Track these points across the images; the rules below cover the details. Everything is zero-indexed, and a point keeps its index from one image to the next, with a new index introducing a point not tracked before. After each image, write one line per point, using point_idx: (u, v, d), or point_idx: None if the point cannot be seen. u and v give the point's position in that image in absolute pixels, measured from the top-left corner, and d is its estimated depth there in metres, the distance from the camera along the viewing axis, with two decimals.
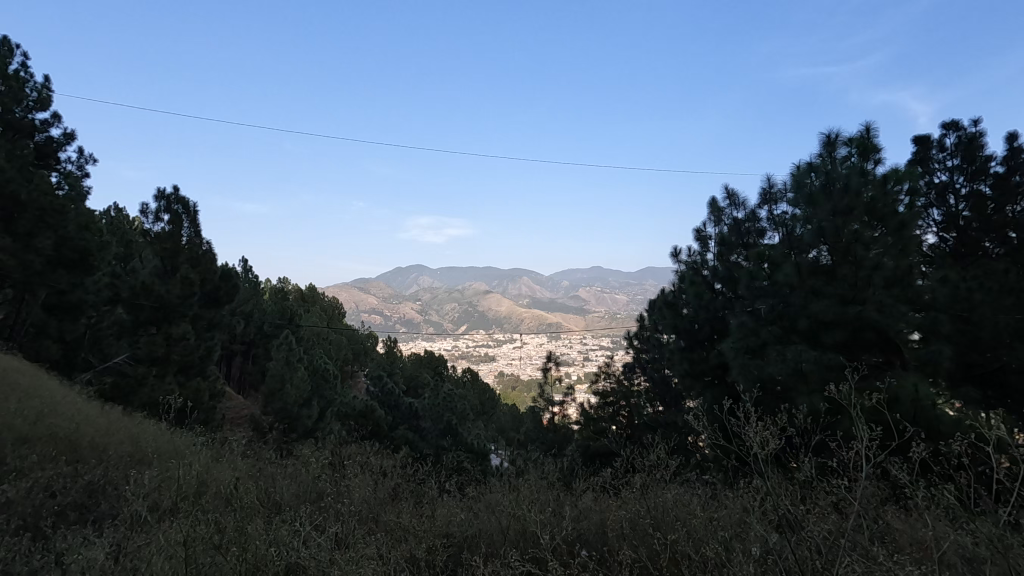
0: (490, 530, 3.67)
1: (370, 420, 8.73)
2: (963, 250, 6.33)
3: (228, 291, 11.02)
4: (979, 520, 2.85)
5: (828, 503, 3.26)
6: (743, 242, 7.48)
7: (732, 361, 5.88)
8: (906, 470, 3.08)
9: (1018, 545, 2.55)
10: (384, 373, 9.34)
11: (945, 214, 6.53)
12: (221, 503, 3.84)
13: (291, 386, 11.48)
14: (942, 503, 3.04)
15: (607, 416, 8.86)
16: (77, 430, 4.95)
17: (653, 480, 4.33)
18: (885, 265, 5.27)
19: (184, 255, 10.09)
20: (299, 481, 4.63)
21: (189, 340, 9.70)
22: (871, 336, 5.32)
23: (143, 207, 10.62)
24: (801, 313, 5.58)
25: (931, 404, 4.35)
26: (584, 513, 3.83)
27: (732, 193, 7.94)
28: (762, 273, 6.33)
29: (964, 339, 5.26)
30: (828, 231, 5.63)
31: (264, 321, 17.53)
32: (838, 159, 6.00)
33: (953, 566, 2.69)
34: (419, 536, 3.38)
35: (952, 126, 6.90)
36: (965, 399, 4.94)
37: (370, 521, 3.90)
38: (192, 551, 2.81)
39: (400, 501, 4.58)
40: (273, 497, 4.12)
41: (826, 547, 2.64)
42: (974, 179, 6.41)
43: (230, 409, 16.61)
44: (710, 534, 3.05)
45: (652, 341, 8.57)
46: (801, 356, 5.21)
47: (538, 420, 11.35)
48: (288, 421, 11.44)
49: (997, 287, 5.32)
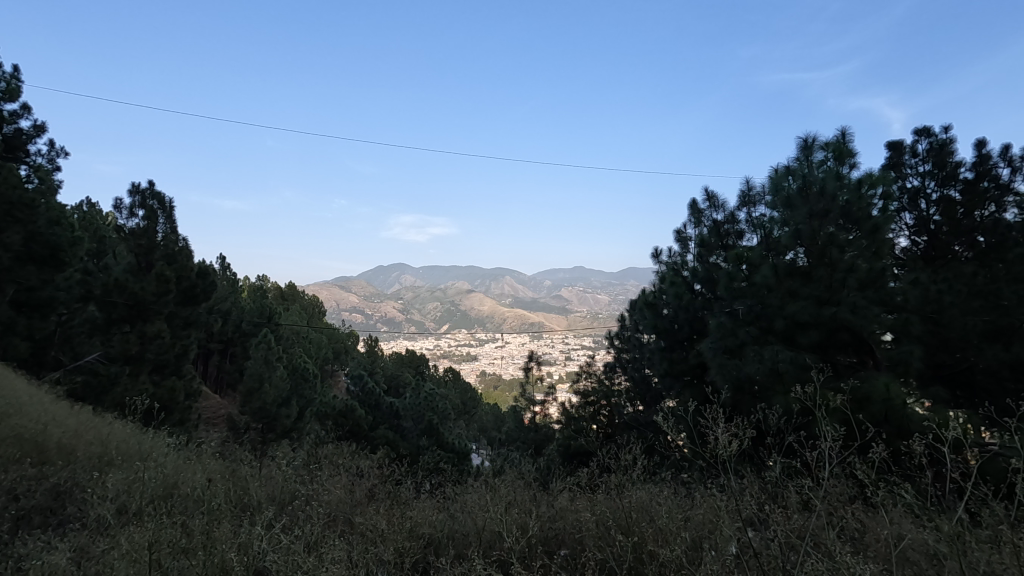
0: (463, 531, 3.69)
1: (349, 419, 8.68)
2: (934, 253, 6.53)
3: (205, 289, 10.78)
4: (940, 516, 2.91)
5: (796, 502, 3.31)
6: (723, 243, 7.57)
7: (711, 361, 5.99)
8: (870, 469, 3.14)
9: (975, 542, 2.62)
10: (364, 372, 9.26)
11: (917, 218, 6.67)
12: (190, 505, 3.79)
13: (270, 385, 11.32)
14: (904, 501, 3.10)
15: (588, 416, 8.71)
16: (44, 430, 4.82)
17: (628, 480, 4.35)
18: (860, 267, 5.39)
19: (158, 252, 9.93)
20: (273, 482, 4.59)
21: (164, 338, 9.48)
22: (845, 337, 5.47)
23: (117, 202, 10.41)
24: (778, 313, 5.69)
25: (901, 404, 4.46)
26: (559, 513, 3.84)
27: (712, 194, 8.05)
28: (740, 274, 6.37)
29: (934, 340, 5.54)
30: (804, 233, 5.73)
31: (242, 319, 17.24)
32: (815, 162, 6.11)
33: (914, 562, 2.74)
34: (389, 538, 3.34)
35: (924, 132, 7.08)
36: (935, 399, 5.11)
37: (343, 523, 3.87)
38: (158, 555, 2.76)
39: (376, 502, 4.58)
40: (244, 500, 4.09)
41: (790, 545, 2.68)
42: (945, 184, 6.57)
43: (206, 408, 16.37)
44: (678, 534, 3.09)
45: (632, 341, 8.71)
46: (777, 356, 5.33)
47: (519, 420, 11.35)
48: (266, 421, 11.29)
49: (965, 290, 5.56)
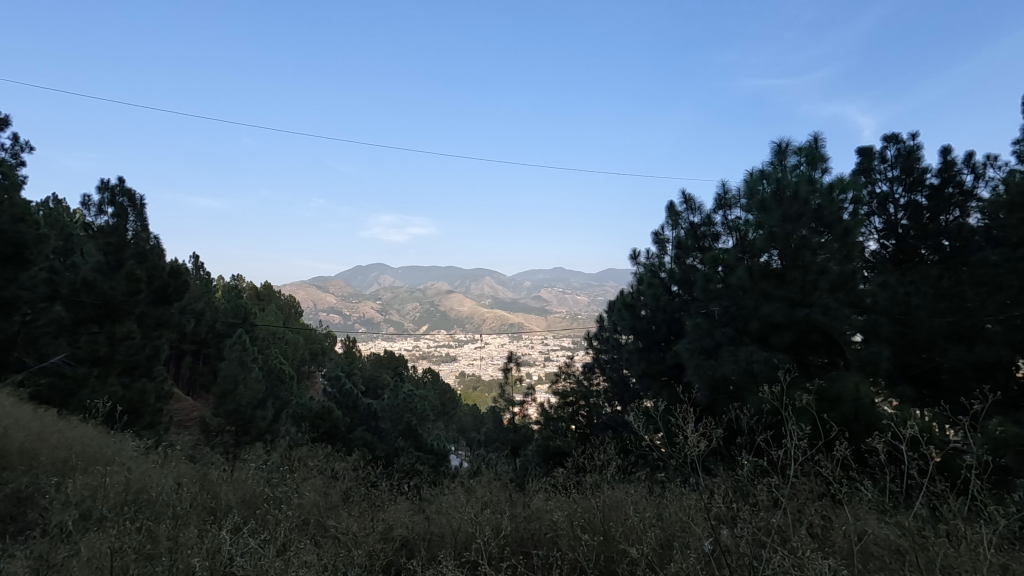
0: (438, 532, 3.68)
1: (327, 421, 8.58)
2: (901, 256, 6.72)
3: (178, 288, 10.52)
4: (903, 512, 2.99)
5: (766, 500, 3.36)
6: (699, 246, 7.66)
7: (688, 362, 6.07)
8: (836, 467, 3.21)
9: (935, 537, 2.70)
10: (342, 373, 9.16)
11: (886, 222, 6.85)
12: (156, 510, 3.69)
13: (245, 386, 11.13)
14: (870, 498, 3.17)
15: (566, 416, 8.81)
16: (4, 434, 4.64)
17: (603, 479, 4.39)
18: (831, 270, 5.51)
19: (129, 250, 9.71)
20: (246, 486, 4.51)
21: (134, 339, 9.33)
22: (817, 338, 5.61)
23: (85, 199, 10.12)
24: (752, 314, 5.79)
25: (870, 403, 4.57)
26: (533, 513, 3.85)
27: (689, 197, 8.16)
28: (716, 277, 6.45)
29: (902, 341, 5.76)
30: (778, 236, 5.84)
31: (216, 320, 16.85)
32: (789, 166, 6.24)
33: (878, 558, 2.81)
34: (360, 541, 3.29)
35: (892, 139, 7.29)
36: (902, 398, 5.30)
37: (315, 527, 3.83)
38: (121, 563, 2.70)
39: (352, 504, 4.54)
40: (215, 504, 4.03)
41: (758, 543, 2.73)
42: (912, 190, 6.77)
43: (178, 411, 15.99)
44: (649, 532, 3.12)
45: (610, 342, 8.76)
46: (752, 356, 5.44)
47: (498, 420, 11.33)
48: (241, 423, 11.08)
49: (931, 292, 5.78)
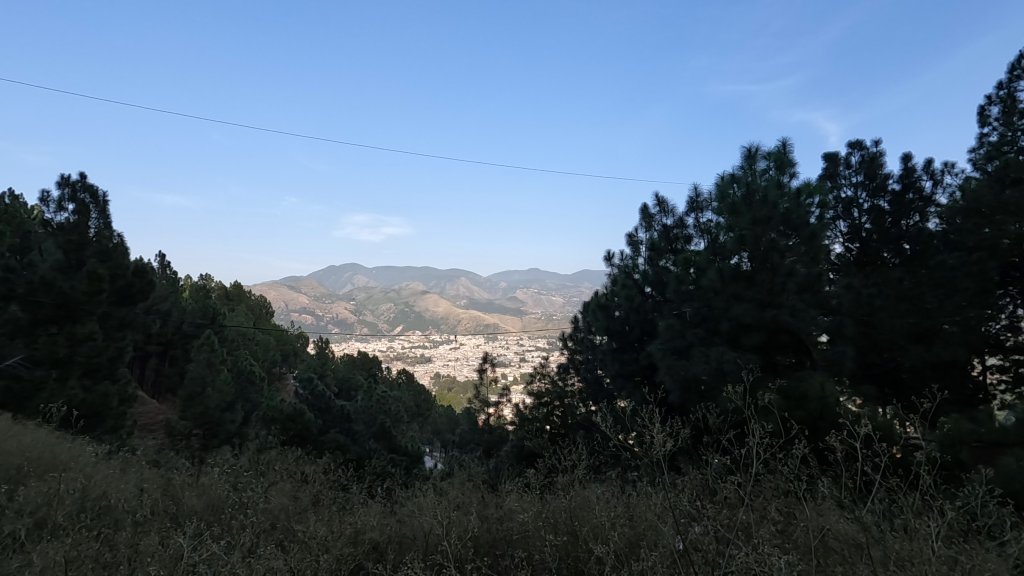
0: (410, 535, 3.65)
1: (298, 423, 8.44)
2: (865, 260, 6.93)
3: (143, 288, 10.16)
4: (862, 507, 3.08)
5: (733, 497, 3.43)
6: (672, 247, 7.78)
7: (660, 362, 6.13)
8: (799, 465, 3.29)
9: (891, 532, 2.79)
10: (314, 374, 9.01)
11: (851, 226, 7.06)
12: (115, 518, 3.57)
13: (213, 389, 10.87)
14: (831, 494, 3.26)
15: (541, 417, 8.82)
16: None
17: (574, 479, 4.42)
18: (799, 273, 5.66)
19: (91, 249, 9.37)
20: (212, 491, 4.40)
21: (96, 340, 9.01)
22: (785, 338, 5.75)
23: (43, 195, 9.75)
24: (723, 316, 5.90)
25: (834, 401, 4.72)
26: (504, 514, 3.85)
27: (662, 200, 8.27)
28: (688, 278, 6.54)
29: (866, 341, 5.96)
30: (748, 239, 5.96)
31: (183, 321, 16.40)
32: (758, 171, 6.39)
33: (837, 552, 2.90)
34: (329, 545, 3.25)
35: (856, 145, 7.53)
36: (865, 396, 5.53)
37: (283, 531, 3.77)
38: (77, 572, 2.61)
39: (323, 508, 4.48)
40: (180, 510, 3.92)
41: (722, 541, 2.78)
42: (875, 195, 6.99)
43: (142, 414, 15.50)
44: (618, 532, 3.16)
45: (585, 342, 8.83)
46: (723, 356, 5.57)
47: (473, 421, 11.29)
48: (209, 427, 10.80)
49: (893, 294, 6.01)
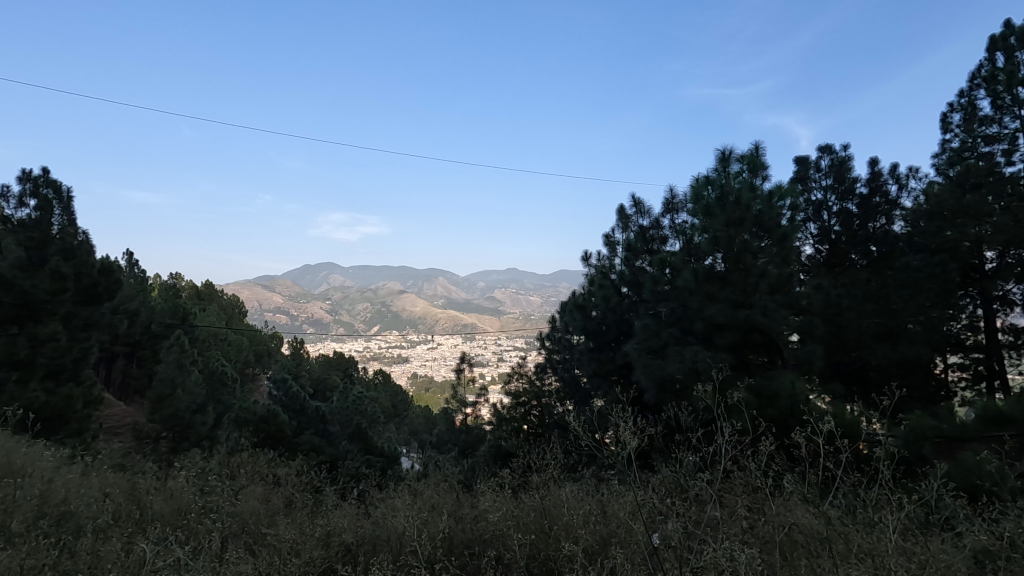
0: (383, 537, 3.62)
1: (272, 425, 8.28)
2: (834, 261, 7.11)
3: (109, 287, 9.88)
4: (826, 504, 3.15)
5: (703, 495, 3.48)
6: (648, 248, 7.87)
7: (636, 361, 6.18)
8: (766, 463, 3.34)
9: (853, 526, 2.86)
10: (288, 375, 8.86)
11: (820, 228, 7.23)
12: (77, 525, 3.46)
13: (183, 390, 10.60)
14: (798, 491, 3.32)
15: (519, 417, 8.83)
16: None
17: (549, 479, 4.43)
18: (770, 273, 5.78)
19: (54, 246, 9.07)
20: (182, 495, 4.30)
21: (60, 341, 8.72)
22: (757, 338, 5.85)
23: (4, 190, 9.41)
24: (697, 316, 5.98)
25: (802, 399, 4.83)
26: (478, 514, 3.85)
27: (639, 201, 8.36)
28: (663, 279, 6.60)
29: (835, 340, 6.11)
30: (722, 240, 6.05)
31: (152, 321, 15.97)
32: (732, 173, 6.50)
33: (802, 546, 2.96)
34: (300, 548, 3.21)
35: (826, 150, 7.73)
36: (833, 394, 5.67)
37: (254, 535, 3.70)
38: None
39: (296, 511, 4.41)
40: (147, 515, 3.83)
41: (690, 538, 2.82)
42: (844, 198, 7.17)
43: (108, 417, 15.05)
44: (589, 532, 3.18)
45: (562, 342, 8.86)
46: (697, 356, 5.65)
47: (451, 421, 11.24)
48: (179, 429, 10.53)
49: (860, 295, 6.18)
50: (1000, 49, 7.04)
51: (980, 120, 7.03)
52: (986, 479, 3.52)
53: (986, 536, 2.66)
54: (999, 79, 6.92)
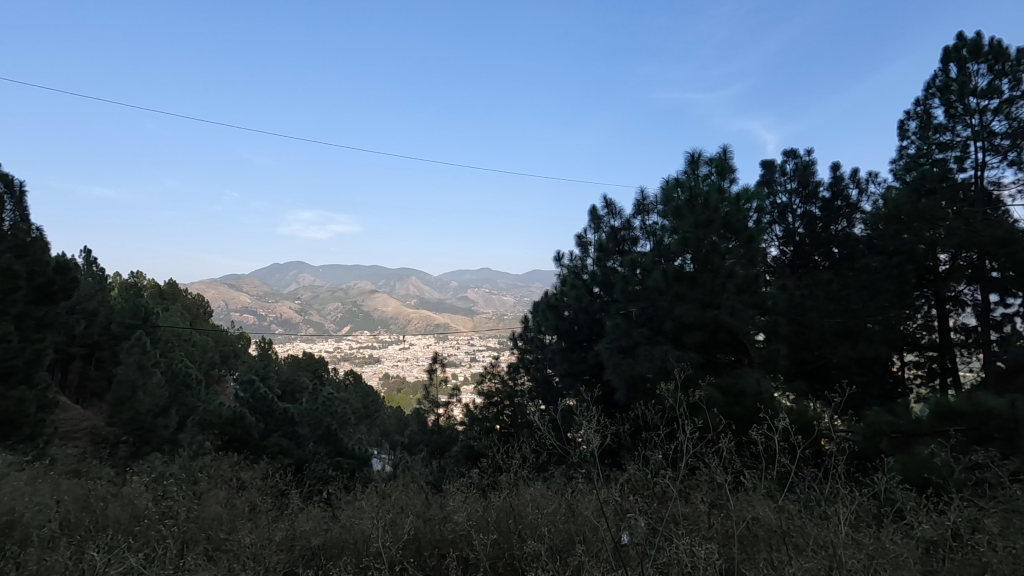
0: (350, 539, 3.58)
1: (238, 428, 8.05)
2: (798, 262, 7.33)
3: (65, 286, 9.49)
4: (784, 498, 3.24)
5: (667, 493, 3.54)
6: (619, 249, 7.97)
7: (606, 360, 6.24)
8: (729, 460, 3.41)
9: (809, 520, 2.95)
10: (255, 376, 8.64)
11: (785, 230, 7.43)
12: (25, 535, 3.30)
13: (144, 393, 10.24)
14: (757, 486, 3.41)
15: (491, 416, 8.84)
16: None
17: (518, 478, 4.44)
18: (737, 274, 5.91)
19: (5, 243, 8.66)
20: (140, 500, 4.16)
21: (11, 342, 8.32)
22: (724, 337, 5.96)
23: None
24: (667, 316, 6.08)
25: (766, 397, 4.95)
26: (446, 515, 3.84)
27: (610, 202, 8.45)
28: (634, 279, 6.68)
29: (799, 339, 6.29)
30: (691, 241, 6.15)
31: (111, 321, 15.38)
32: (701, 176, 6.63)
33: (761, 541, 3.04)
34: (264, 553, 3.14)
35: (790, 155, 7.95)
36: (796, 391, 5.85)
37: (215, 541, 3.60)
38: None
39: (261, 515, 4.32)
40: (101, 524, 3.68)
41: (651, 536, 2.87)
42: (808, 201, 7.36)
43: (64, 421, 14.45)
44: (554, 531, 3.21)
45: (535, 341, 8.89)
46: (666, 355, 5.75)
47: (423, 422, 11.17)
48: (140, 433, 10.18)
49: (822, 295, 6.38)
50: (954, 60, 7.36)
51: (934, 128, 7.34)
52: (935, 473, 3.68)
53: (933, 527, 2.77)
54: (951, 89, 7.23)
